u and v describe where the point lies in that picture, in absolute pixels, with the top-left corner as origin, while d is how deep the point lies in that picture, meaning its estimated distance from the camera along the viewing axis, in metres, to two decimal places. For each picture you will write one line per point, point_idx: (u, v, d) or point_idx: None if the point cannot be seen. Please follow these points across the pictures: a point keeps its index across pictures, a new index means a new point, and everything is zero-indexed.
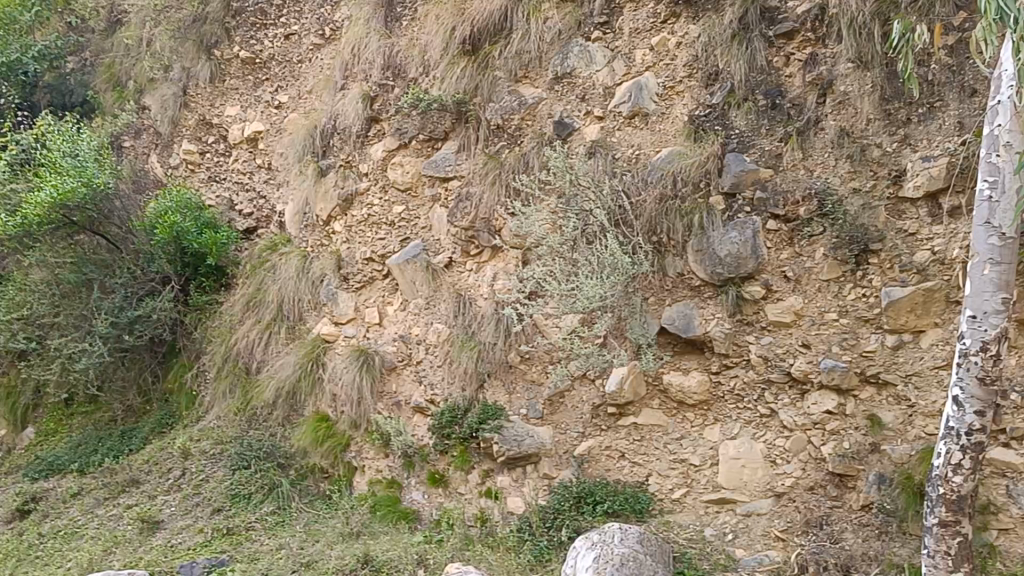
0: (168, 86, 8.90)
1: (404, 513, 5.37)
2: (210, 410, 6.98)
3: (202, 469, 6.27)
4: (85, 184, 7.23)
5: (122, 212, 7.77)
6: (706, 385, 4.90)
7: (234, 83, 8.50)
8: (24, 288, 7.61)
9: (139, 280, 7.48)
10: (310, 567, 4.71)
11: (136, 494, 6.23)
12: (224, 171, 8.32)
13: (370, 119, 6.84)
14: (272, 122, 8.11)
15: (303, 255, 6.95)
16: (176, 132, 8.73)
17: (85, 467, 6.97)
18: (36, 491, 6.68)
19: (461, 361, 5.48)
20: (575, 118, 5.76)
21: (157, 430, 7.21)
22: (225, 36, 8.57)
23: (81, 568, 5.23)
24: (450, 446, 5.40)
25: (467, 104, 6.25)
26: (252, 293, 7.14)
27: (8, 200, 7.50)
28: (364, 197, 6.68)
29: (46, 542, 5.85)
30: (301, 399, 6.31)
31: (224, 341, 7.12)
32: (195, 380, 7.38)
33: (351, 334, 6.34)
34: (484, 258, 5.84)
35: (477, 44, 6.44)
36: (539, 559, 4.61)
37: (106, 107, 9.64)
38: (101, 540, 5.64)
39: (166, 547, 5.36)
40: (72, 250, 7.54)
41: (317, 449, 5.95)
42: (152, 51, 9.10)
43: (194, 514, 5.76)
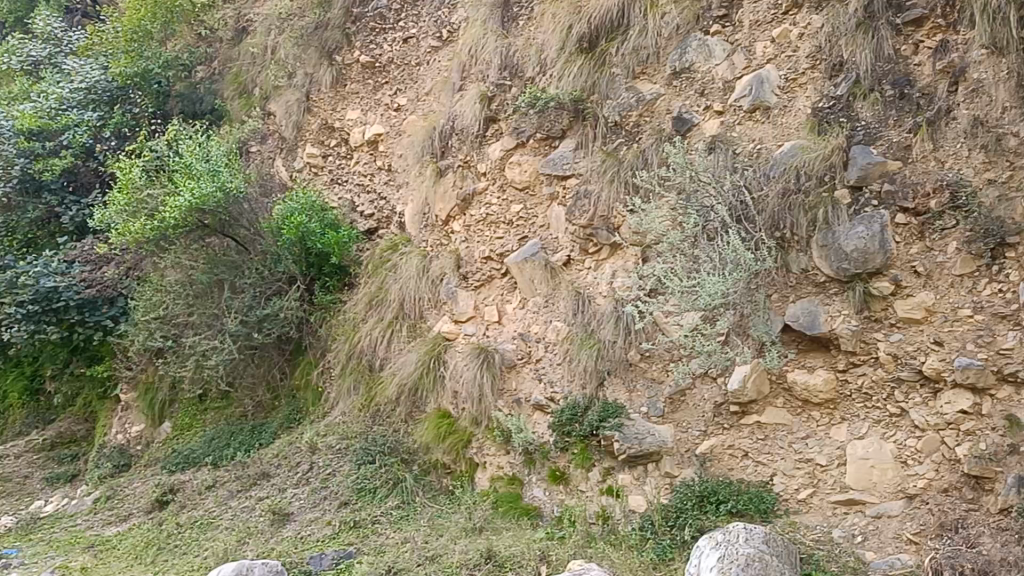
0: (292, 92, 9.17)
1: (525, 510, 5.45)
2: (335, 406, 7.16)
3: (329, 463, 6.41)
4: (219, 189, 7.57)
5: (250, 215, 8.05)
6: (832, 383, 4.77)
7: (355, 87, 8.70)
8: (160, 289, 7.95)
9: (267, 280, 7.74)
10: (434, 561, 4.80)
11: (267, 487, 6.45)
12: (346, 173, 8.51)
13: (488, 119, 6.91)
14: (391, 124, 8.24)
15: (423, 255, 7.06)
16: (300, 137, 9.00)
17: (219, 460, 7.28)
18: (175, 484, 7.03)
19: (582, 359, 5.53)
20: (694, 114, 5.72)
21: (285, 425, 7.43)
22: (346, 41, 8.83)
23: (217, 557, 5.46)
24: (570, 444, 5.43)
25: (584, 102, 6.27)
26: (375, 292, 7.29)
27: (145, 205, 7.82)
28: (482, 196, 6.77)
29: (183, 532, 6.16)
30: (422, 395, 6.43)
31: (348, 339, 7.28)
32: (321, 377, 7.56)
33: (471, 332, 6.41)
34: (604, 255, 5.83)
35: (594, 42, 6.44)
36: (662, 559, 4.59)
37: (234, 114, 10.01)
38: (235, 531, 5.88)
39: (296, 539, 5.56)
40: (205, 251, 7.85)
41: (439, 445, 6.10)
42: (277, 59, 9.40)
43: (322, 508, 5.92)
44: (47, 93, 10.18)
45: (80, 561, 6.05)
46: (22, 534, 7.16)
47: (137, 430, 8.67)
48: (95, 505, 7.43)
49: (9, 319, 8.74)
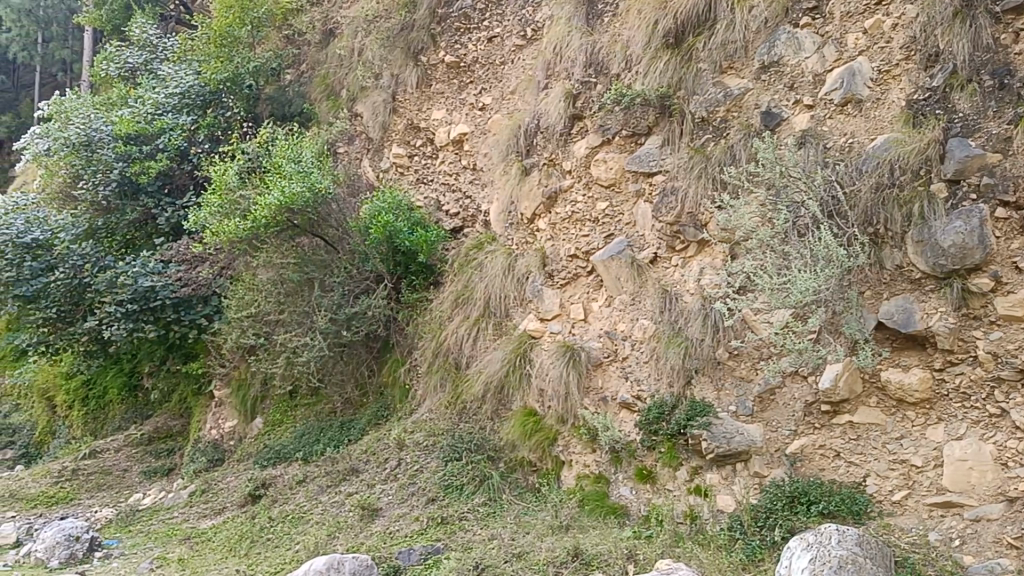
0: (379, 93, 9.29)
1: (612, 509, 5.44)
2: (423, 403, 7.24)
3: (417, 460, 6.47)
4: (309, 188, 7.69)
5: (339, 215, 8.18)
6: (928, 383, 4.64)
7: (440, 88, 8.77)
8: (252, 288, 8.15)
9: (355, 278, 7.83)
10: (521, 558, 4.81)
11: (356, 482, 6.55)
12: (432, 173, 8.59)
13: (573, 117, 6.90)
14: (476, 124, 8.29)
15: (508, 254, 7.10)
16: (387, 137, 9.12)
17: (309, 455, 7.42)
18: (267, 478, 7.18)
19: (670, 357, 5.48)
20: (784, 108, 5.62)
21: (374, 421, 7.54)
22: (432, 42, 8.89)
23: (308, 550, 5.57)
24: (658, 442, 5.42)
25: (671, 97, 6.21)
26: (461, 290, 7.35)
27: (238, 205, 8.03)
28: (568, 194, 6.76)
29: (276, 525, 6.30)
30: (508, 393, 6.46)
31: (435, 336, 7.37)
32: (408, 375, 7.66)
33: (557, 330, 6.41)
34: (691, 252, 5.76)
35: (681, 37, 6.34)
36: (752, 559, 4.52)
37: (321, 116, 10.18)
38: (326, 525, 5.99)
39: (385, 534, 5.63)
40: (295, 250, 7.97)
41: (526, 442, 6.13)
42: (364, 61, 9.52)
43: (410, 503, 5.99)
44: (144, 99, 10.54)
45: (177, 552, 6.23)
46: (122, 525, 7.40)
47: (230, 425, 8.89)
48: (191, 498, 7.65)
49: (110, 317, 8.99)
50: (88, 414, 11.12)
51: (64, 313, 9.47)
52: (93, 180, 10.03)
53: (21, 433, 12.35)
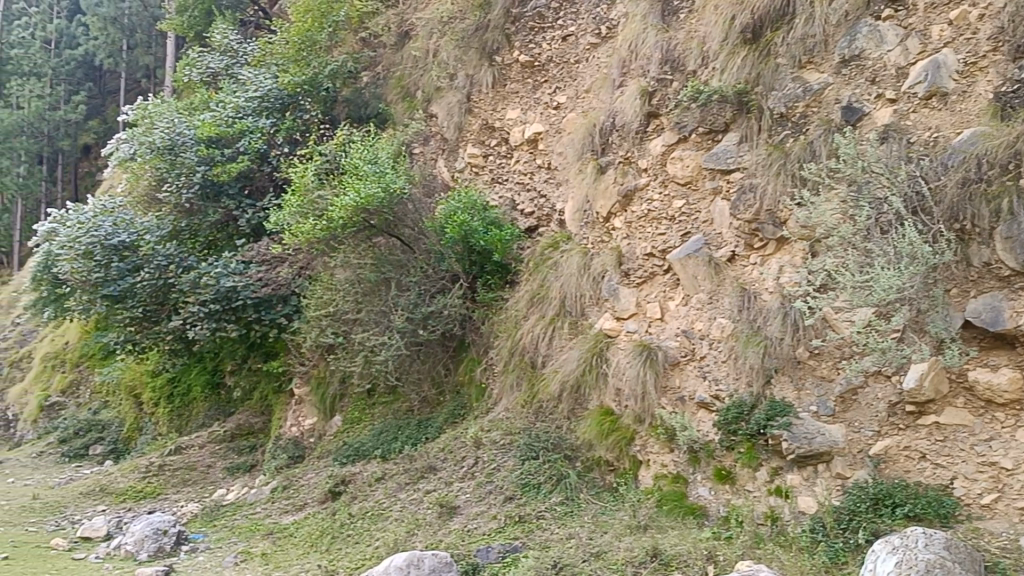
0: (454, 93, 9.36)
1: (690, 509, 5.41)
2: (499, 401, 7.28)
3: (493, 458, 6.50)
4: (384, 190, 7.75)
5: (415, 215, 8.19)
6: (1018, 383, 4.49)
7: (515, 87, 8.80)
8: (330, 287, 8.27)
9: (431, 277, 7.93)
10: (599, 557, 4.80)
11: (434, 480, 6.60)
12: (507, 172, 8.63)
13: (649, 115, 6.84)
14: (551, 123, 8.28)
15: (584, 253, 7.10)
16: (462, 137, 9.18)
17: (387, 453, 7.51)
18: (346, 475, 7.28)
19: (749, 356, 5.42)
20: (865, 103, 5.51)
21: (450, 420, 7.60)
22: (506, 42, 8.91)
23: (388, 547, 5.64)
24: (737, 443, 5.37)
25: (748, 94, 6.13)
26: (536, 289, 7.39)
27: (316, 206, 8.16)
28: (644, 192, 6.71)
29: (356, 521, 6.39)
30: (585, 392, 6.46)
31: (511, 335, 7.43)
32: (484, 374, 7.70)
33: (633, 329, 6.39)
34: (770, 251, 5.69)
35: (758, 32, 6.25)
36: (834, 562, 4.44)
37: (397, 117, 10.28)
38: (405, 522, 6.06)
39: (463, 531, 5.68)
40: (372, 251, 8.04)
41: (602, 442, 6.12)
42: (439, 62, 9.59)
43: (488, 502, 6.03)
44: (226, 103, 10.78)
45: (261, 547, 6.37)
46: (207, 520, 7.58)
47: (309, 423, 9.05)
48: (272, 494, 7.79)
49: (193, 317, 9.24)
50: (173, 411, 11.41)
51: (149, 312, 9.76)
52: (177, 184, 10.29)
53: (109, 430, 12.73)
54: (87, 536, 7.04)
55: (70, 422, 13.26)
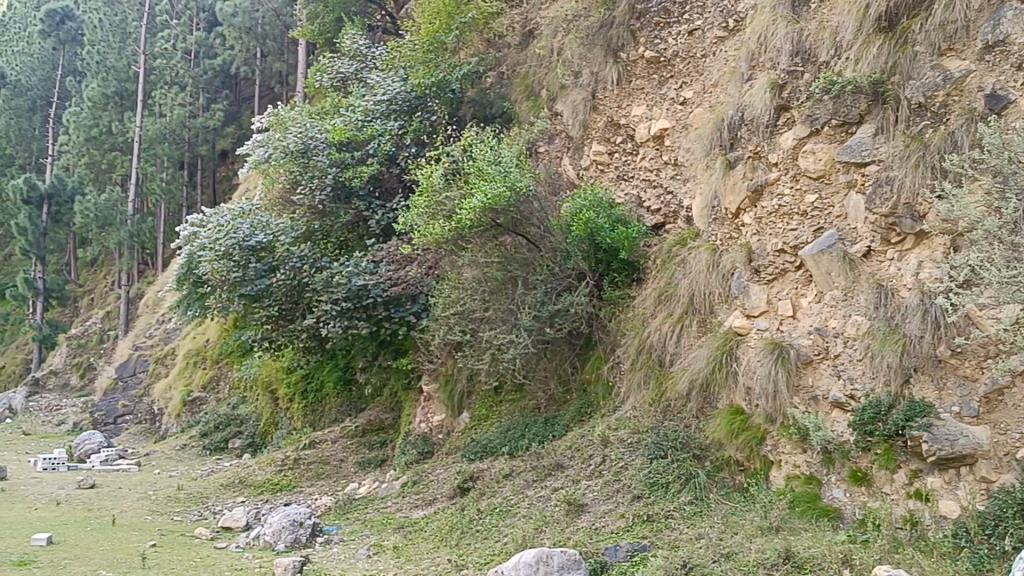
0: (579, 91, 9.37)
1: (824, 511, 5.27)
2: (626, 400, 7.26)
3: (621, 457, 6.48)
4: (509, 188, 7.81)
5: (541, 214, 8.14)
6: None
7: (641, 83, 8.68)
8: (458, 287, 8.39)
9: (557, 276, 7.91)
10: (730, 558, 4.74)
11: (561, 477, 6.62)
12: (632, 169, 8.58)
13: (780, 108, 6.65)
14: (677, 119, 8.16)
15: (712, 250, 6.99)
16: (587, 135, 9.20)
17: (515, 450, 7.59)
18: (474, 471, 7.38)
19: (886, 355, 5.25)
20: (1011, 90, 5.21)
21: (577, 417, 7.62)
22: (631, 38, 8.77)
23: (516, 543, 5.68)
24: (873, 444, 5.21)
25: (885, 84, 5.92)
26: (664, 287, 7.36)
27: (443, 207, 8.33)
28: (774, 187, 6.54)
29: (484, 517, 6.47)
30: (714, 391, 6.40)
31: (638, 334, 7.43)
32: (611, 372, 7.68)
33: (764, 327, 6.27)
34: (908, 246, 5.50)
35: (894, 20, 6.03)
36: (978, 569, 4.27)
37: (523, 116, 10.36)
38: (533, 519, 6.10)
39: (591, 529, 5.69)
40: (498, 250, 8.11)
41: (732, 441, 6.04)
42: (564, 60, 9.60)
43: (616, 500, 6.01)
44: (355, 106, 11.03)
45: (392, 541, 6.51)
46: (340, 513, 7.78)
47: (437, 419, 9.21)
48: (403, 489, 7.96)
49: (326, 316, 9.50)
50: (307, 406, 11.79)
51: (285, 311, 10.08)
52: (311, 185, 10.58)
53: (247, 424, 13.22)
54: (228, 526, 7.34)
55: (211, 416, 13.82)
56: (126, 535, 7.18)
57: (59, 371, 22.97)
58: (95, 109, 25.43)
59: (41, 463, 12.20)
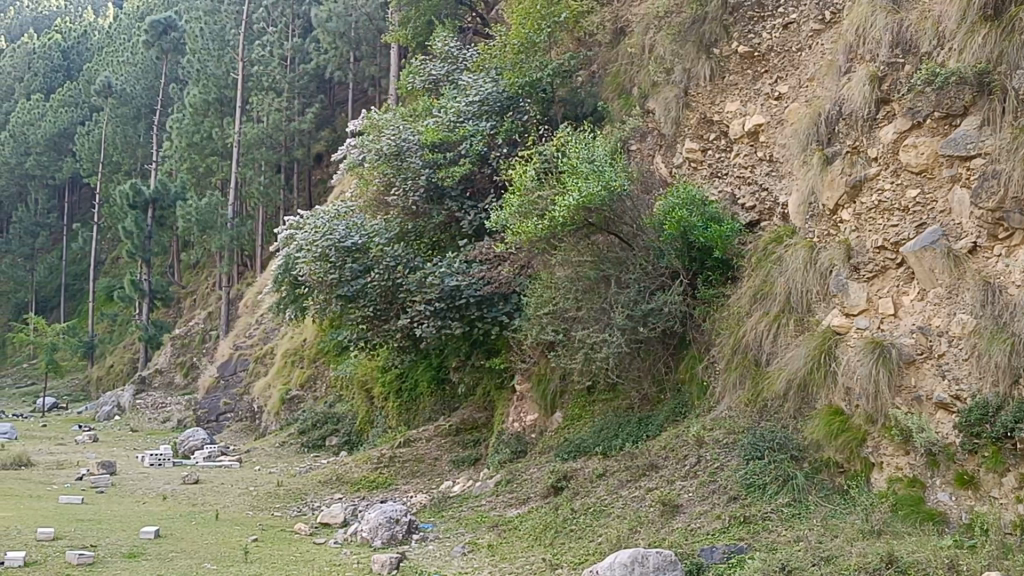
0: (671, 88, 9.27)
1: (929, 515, 5.13)
2: (721, 400, 7.17)
3: (717, 457, 6.40)
4: (604, 187, 7.88)
5: (633, 212, 8.18)
6: None
7: (734, 79, 8.55)
8: (551, 286, 8.42)
9: (650, 275, 7.89)
10: (830, 562, 4.65)
11: (656, 478, 6.58)
12: (726, 166, 8.46)
13: (879, 101, 6.47)
14: (772, 114, 8.02)
15: (810, 247, 6.86)
16: (679, 132, 9.09)
17: (608, 449, 7.57)
18: (568, 471, 7.39)
19: (993, 355, 5.08)
20: None
21: (672, 417, 7.55)
22: (724, 33, 8.63)
23: (611, 543, 5.67)
24: (981, 447, 5.05)
25: (991, 74, 5.69)
26: (759, 285, 7.28)
27: (537, 206, 8.38)
28: (875, 181, 6.37)
29: (578, 517, 6.48)
30: (812, 391, 6.29)
31: (733, 333, 7.34)
32: (706, 372, 7.59)
33: (865, 326, 6.12)
34: (1016, 241, 5.31)
35: (1000, 7, 5.77)
36: None
37: (614, 114, 10.29)
38: (628, 520, 6.08)
39: (687, 530, 5.64)
40: (591, 249, 8.13)
41: (831, 442, 5.91)
42: (656, 57, 9.53)
43: (712, 501, 5.95)
44: (448, 108, 11.13)
45: (487, 539, 6.56)
46: (435, 510, 7.87)
47: (531, 419, 9.25)
48: (497, 488, 8.00)
49: (421, 315, 9.59)
50: (402, 405, 11.94)
51: (380, 311, 10.20)
52: (405, 186, 10.81)
53: (344, 422, 13.45)
54: (326, 521, 7.50)
55: (309, 414, 14.10)
56: (229, 529, 7.38)
57: (164, 371, 23.72)
58: (196, 115, 26.36)
59: (148, 459, 12.63)
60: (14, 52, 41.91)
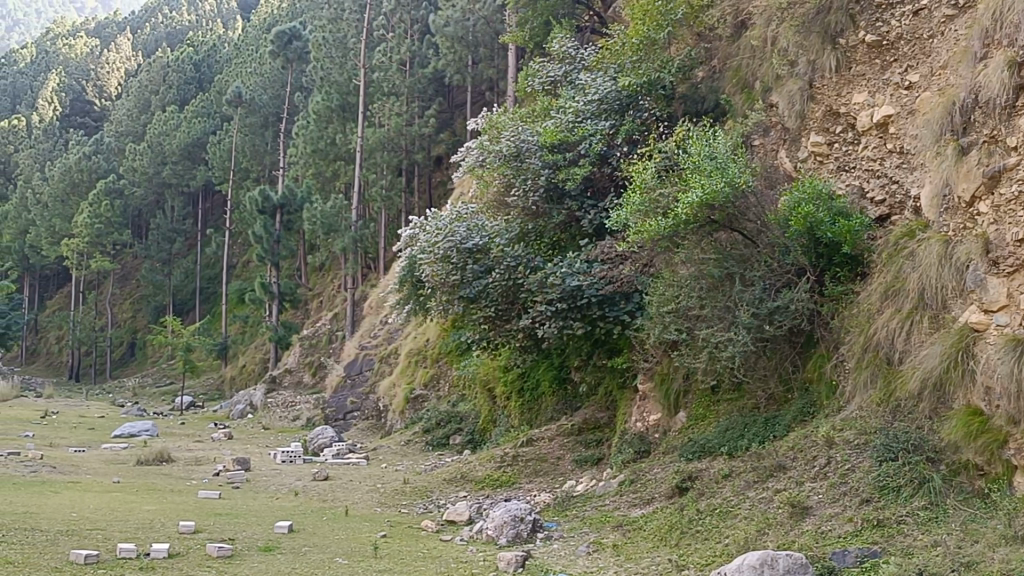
0: (795, 81, 9.05)
1: None
2: (852, 400, 6.98)
3: (848, 458, 6.23)
4: (728, 183, 7.80)
5: (758, 208, 8.07)
6: None
7: (862, 69, 8.32)
8: (673, 283, 8.37)
9: (776, 272, 7.81)
10: (970, 568, 4.48)
11: (784, 479, 6.45)
12: (854, 159, 8.22)
13: (1019, 88, 6.17)
14: (902, 104, 7.76)
15: (944, 241, 6.63)
16: (804, 126, 8.87)
17: (734, 450, 7.44)
18: (692, 471, 7.31)
19: None
20: None
21: (799, 418, 7.38)
22: (850, 23, 8.37)
23: (740, 545, 5.60)
24: None
25: None
26: (890, 282, 7.07)
27: (659, 203, 8.35)
28: (1013, 172, 6.06)
29: (704, 518, 6.41)
30: (949, 391, 6.07)
31: (863, 331, 7.15)
32: (835, 371, 7.39)
33: (1004, 323, 5.86)
34: None
35: None
36: None
37: (735, 109, 10.07)
38: (755, 521, 6.00)
39: (817, 533, 5.52)
40: (714, 246, 8.04)
41: (971, 444, 5.68)
42: (778, 49, 9.32)
43: (843, 503, 5.80)
44: (567, 108, 11.21)
45: (612, 539, 6.54)
46: (559, 510, 7.89)
47: (654, 418, 9.17)
48: (621, 487, 7.97)
49: (543, 316, 9.64)
50: (524, 405, 12.00)
51: (501, 311, 10.29)
52: (524, 187, 10.91)
53: (467, 421, 13.60)
54: (452, 519, 7.60)
55: (433, 413, 14.33)
56: (359, 525, 7.57)
57: (294, 370, 24.42)
58: (320, 121, 27.14)
59: (281, 455, 13.12)
60: (151, 66, 43.77)
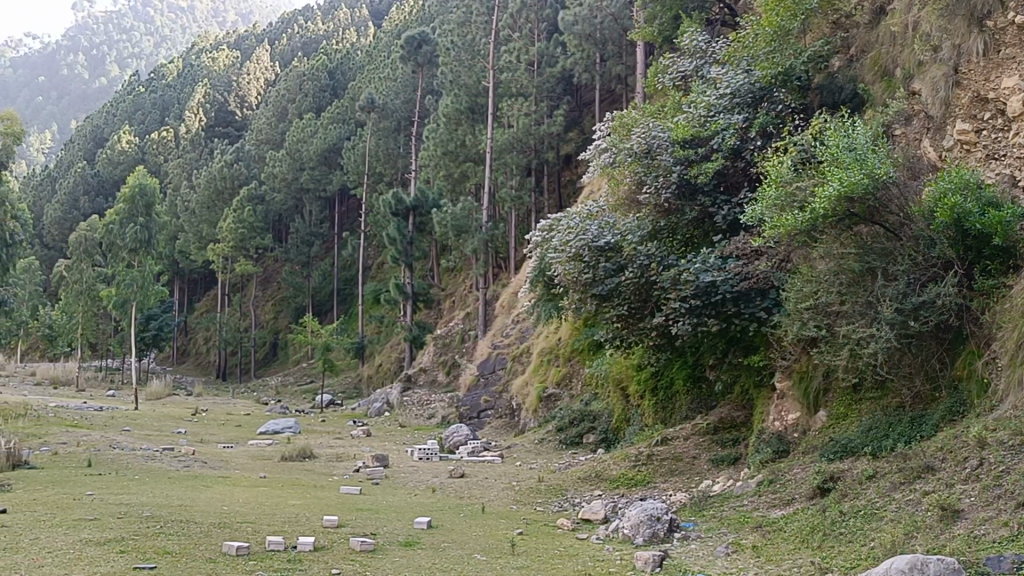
0: (939, 67, 8.70)
1: None
2: (1004, 399, 6.64)
3: (1001, 460, 5.94)
4: (867, 175, 7.53)
5: (901, 200, 7.76)
6: None
7: (1012, 52, 7.93)
8: (812, 279, 8.18)
9: (921, 266, 7.53)
10: None
11: (932, 481, 6.22)
12: (1004, 147, 7.83)
13: None
14: None
15: None
16: (949, 113, 8.49)
17: (878, 450, 7.22)
18: (835, 472, 7.13)
19: None
20: None
21: (948, 417, 7.09)
22: (999, 4, 8.01)
23: (886, 548, 5.46)
24: None
25: None
26: None
27: (796, 197, 8.18)
28: None
29: (849, 519, 6.24)
30: None
31: (1016, 326, 6.78)
32: (986, 368, 7.03)
33: None
34: None
35: None
36: None
37: (876, 98, 9.76)
38: (902, 524, 5.81)
39: (971, 537, 5.28)
40: (855, 240, 7.85)
41: None
42: (921, 35, 8.99)
43: (998, 507, 5.52)
44: (698, 102, 11.05)
45: (752, 540, 6.45)
46: (696, 510, 7.80)
47: (793, 417, 8.95)
48: (759, 488, 7.82)
49: (676, 313, 9.53)
50: (657, 403, 11.89)
51: (635, 309, 10.24)
52: (657, 184, 10.75)
53: (601, 419, 13.56)
54: (587, 517, 7.61)
55: (566, 412, 14.35)
56: (496, 522, 7.66)
57: (429, 369, 24.81)
58: (451, 124, 27.56)
59: (418, 452, 13.37)
60: (289, 76, 45.33)
